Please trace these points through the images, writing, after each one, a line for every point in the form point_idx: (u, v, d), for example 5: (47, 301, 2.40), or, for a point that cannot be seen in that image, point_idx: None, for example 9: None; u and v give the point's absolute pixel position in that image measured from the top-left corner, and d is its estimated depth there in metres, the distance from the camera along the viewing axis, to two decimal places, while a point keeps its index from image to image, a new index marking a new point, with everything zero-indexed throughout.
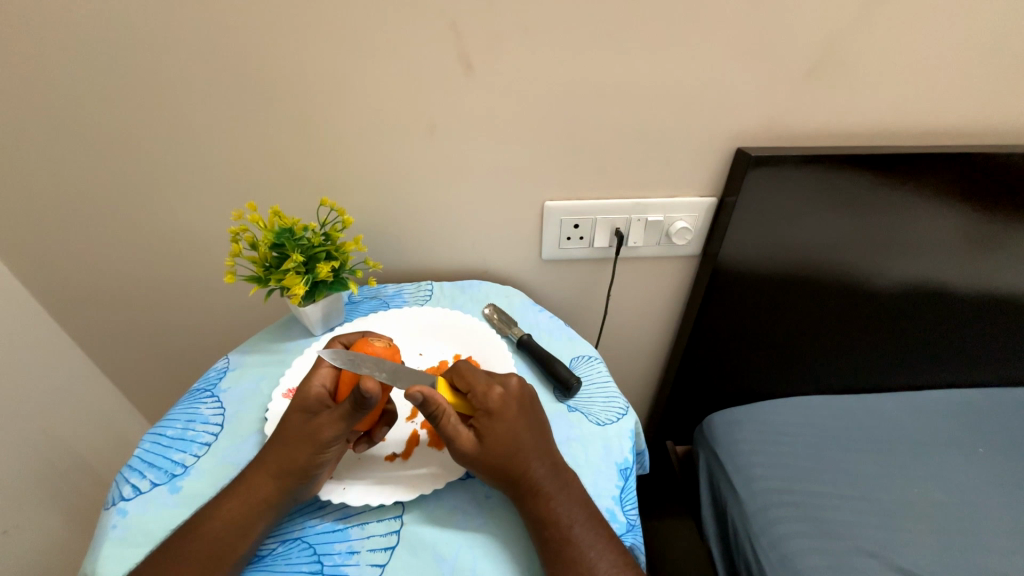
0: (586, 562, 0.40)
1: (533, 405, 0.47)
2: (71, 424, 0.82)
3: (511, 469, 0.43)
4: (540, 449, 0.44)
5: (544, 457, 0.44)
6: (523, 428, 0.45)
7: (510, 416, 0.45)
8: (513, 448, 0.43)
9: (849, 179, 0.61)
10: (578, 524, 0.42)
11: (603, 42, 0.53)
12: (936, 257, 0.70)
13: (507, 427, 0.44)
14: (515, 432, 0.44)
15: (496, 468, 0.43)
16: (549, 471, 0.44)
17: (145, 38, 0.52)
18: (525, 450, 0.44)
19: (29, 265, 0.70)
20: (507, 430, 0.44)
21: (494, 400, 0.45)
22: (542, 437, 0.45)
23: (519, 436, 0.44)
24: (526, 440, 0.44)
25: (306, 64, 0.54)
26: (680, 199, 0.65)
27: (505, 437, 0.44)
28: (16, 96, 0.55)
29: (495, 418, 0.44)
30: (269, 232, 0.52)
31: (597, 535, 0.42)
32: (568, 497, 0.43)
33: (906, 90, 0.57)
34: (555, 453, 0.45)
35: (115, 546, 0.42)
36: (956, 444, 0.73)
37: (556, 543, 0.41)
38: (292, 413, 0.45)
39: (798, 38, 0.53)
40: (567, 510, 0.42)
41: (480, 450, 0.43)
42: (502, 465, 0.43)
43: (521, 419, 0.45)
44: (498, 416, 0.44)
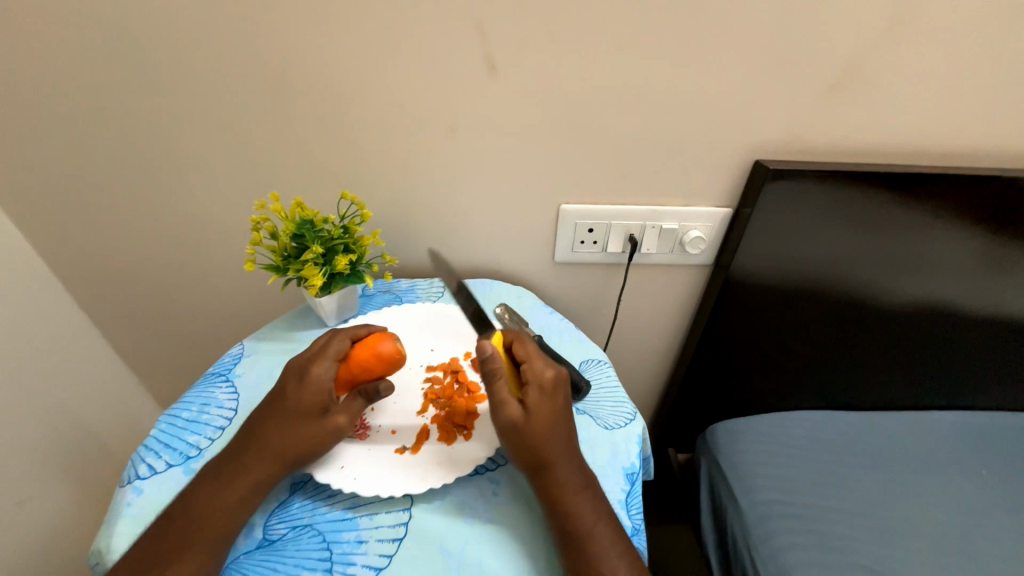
0: (605, 558, 0.41)
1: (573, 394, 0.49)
2: (84, 402, 0.83)
3: (549, 451, 0.44)
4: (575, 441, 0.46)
5: (577, 449, 0.45)
6: (566, 416, 0.46)
7: (558, 398, 0.46)
8: (555, 430, 0.44)
9: (865, 197, 0.61)
10: (599, 527, 0.42)
11: (626, 50, 0.54)
12: (949, 278, 0.70)
13: (554, 408, 0.45)
14: (560, 417, 0.45)
15: (536, 446, 0.44)
16: (580, 464, 0.45)
17: (177, 28, 0.53)
18: (565, 437, 0.45)
19: (51, 243, 0.72)
20: (555, 412, 0.45)
21: (547, 379, 0.46)
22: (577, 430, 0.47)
23: (562, 421, 0.45)
24: (566, 426, 0.45)
25: (333, 60, 0.55)
26: (696, 208, 0.66)
27: (551, 419, 0.45)
28: (48, 79, 0.57)
29: (548, 397, 0.45)
30: (290, 223, 0.53)
31: (616, 535, 0.43)
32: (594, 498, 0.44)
33: (927, 111, 0.57)
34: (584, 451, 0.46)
35: (131, 523, 0.43)
36: (960, 464, 0.73)
37: (574, 538, 0.41)
38: (306, 398, 0.46)
39: (821, 54, 0.53)
40: (593, 510, 0.43)
41: (525, 424, 0.44)
42: (542, 445, 0.44)
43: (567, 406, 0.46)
44: (549, 398, 0.45)
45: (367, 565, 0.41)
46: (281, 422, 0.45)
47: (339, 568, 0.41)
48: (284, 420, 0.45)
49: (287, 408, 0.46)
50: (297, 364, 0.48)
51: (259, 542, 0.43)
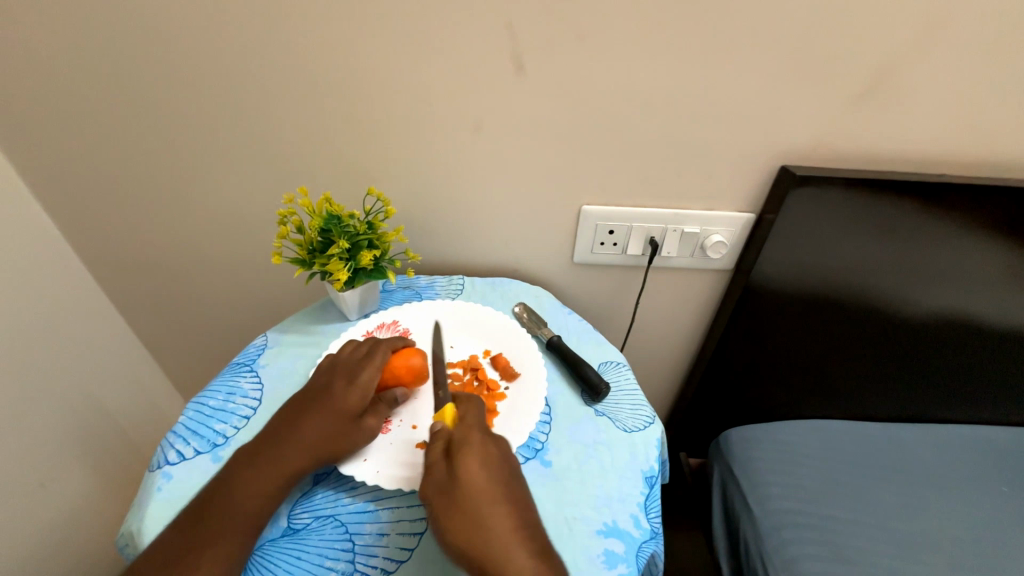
0: None
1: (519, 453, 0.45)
2: (108, 387, 0.85)
3: (489, 530, 0.39)
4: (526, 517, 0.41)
5: (514, 512, 0.41)
6: (509, 487, 0.42)
7: (486, 456, 0.43)
8: (480, 491, 0.41)
9: (893, 205, 0.60)
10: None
11: (654, 51, 0.53)
12: (975, 290, 0.68)
13: (480, 468, 0.42)
14: (501, 488, 0.42)
15: (460, 524, 0.40)
16: (515, 529, 0.40)
17: (209, 22, 0.54)
18: (499, 506, 0.41)
19: (81, 231, 0.73)
20: (493, 482, 0.42)
21: (475, 437, 0.43)
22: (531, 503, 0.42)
23: (495, 492, 0.41)
24: (496, 487, 0.42)
25: (361, 55, 0.55)
26: (719, 213, 0.65)
27: (488, 492, 0.41)
28: (84, 71, 0.58)
29: (475, 465, 0.42)
30: (318, 217, 0.53)
31: None
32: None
33: (961, 118, 0.56)
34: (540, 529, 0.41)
35: (162, 507, 0.44)
36: (981, 479, 0.72)
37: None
38: (350, 400, 0.48)
39: (853, 59, 0.53)
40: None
41: (448, 501, 0.41)
42: (469, 519, 0.40)
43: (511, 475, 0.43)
44: (486, 466, 0.42)
45: (388, 557, 0.42)
46: (322, 419, 0.47)
47: (362, 559, 0.42)
48: (325, 416, 0.47)
49: (330, 405, 0.48)
50: (342, 368, 0.51)
51: (284, 530, 0.43)
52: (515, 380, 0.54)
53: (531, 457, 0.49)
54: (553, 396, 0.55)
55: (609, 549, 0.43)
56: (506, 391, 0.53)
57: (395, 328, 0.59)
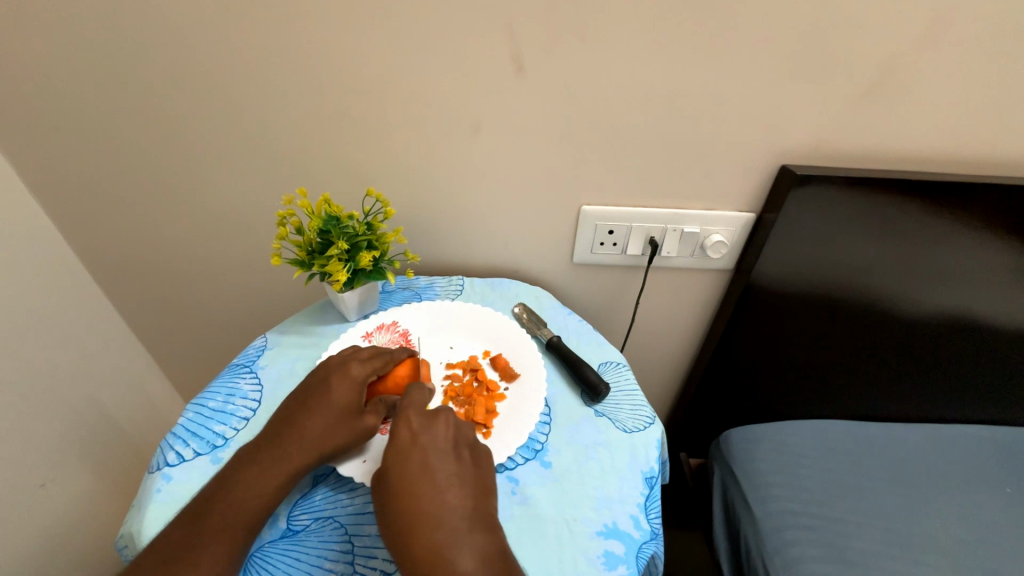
0: None
1: (456, 445, 0.45)
2: (108, 388, 0.85)
3: (412, 517, 0.40)
4: (453, 503, 0.41)
5: (442, 503, 0.41)
6: (436, 475, 0.43)
7: (413, 452, 0.43)
8: (405, 486, 0.42)
9: (894, 204, 0.60)
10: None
11: (655, 50, 0.53)
12: (976, 290, 0.68)
13: (405, 464, 0.43)
14: (426, 475, 0.42)
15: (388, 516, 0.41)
16: (442, 519, 0.40)
17: (208, 23, 0.53)
18: (423, 500, 0.41)
19: (81, 232, 0.73)
20: (418, 472, 0.42)
21: (404, 434, 0.44)
22: (462, 488, 0.42)
23: (419, 485, 0.42)
24: (423, 479, 0.42)
25: (361, 56, 0.55)
26: (719, 213, 0.65)
27: (413, 478, 0.42)
28: (81, 71, 0.58)
29: (400, 461, 0.43)
30: (317, 219, 0.54)
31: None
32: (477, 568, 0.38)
33: (963, 117, 0.56)
34: (469, 514, 0.41)
35: (161, 508, 0.44)
36: (983, 480, 0.71)
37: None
38: (343, 399, 0.47)
39: (855, 58, 0.52)
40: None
41: (379, 495, 0.42)
42: (394, 512, 0.41)
43: (442, 461, 0.43)
44: (411, 456, 0.43)
45: (388, 559, 0.42)
46: (313, 415, 0.47)
47: (361, 561, 0.42)
48: (321, 413, 0.47)
49: (325, 400, 0.47)
50: (339, 365, 0.50)
51: (283, 532, 0.43)
52: (515, 381, 0.54)
53: (531, 458, 0.49)
54: (552, 397, 0.55)
55: (608, 550, 0.43)
56: (505, 392, 0.53)
57: (394, 329, 0.59)
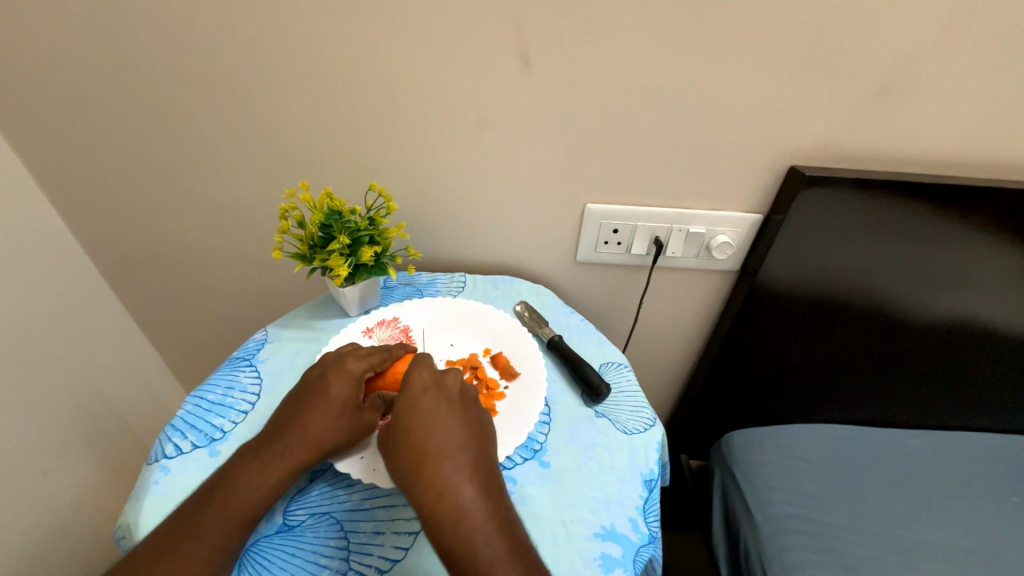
0: (469, 546, 0.39)
1: (463, 397, 0.47)
2: (110, 378, 0.85)
3: (420, 455, 0.43)
4: (459, 444, 0.44)
5: (450, 446, 0.44)
6: (445, 419, 0.45)
7: (424, 400, 0.45)
8: (415, 429, 0.44)
9: (905, 207, 0.59)
10: (482, 533, 0.40)
11: (664, 47, 0.52)
12: (986, 296, 0.67)
13: (416, 410, 0.45)
14: (436, 421, 0.44)
15: (398, 456, 0.44)
16: (448, 459, 0.43)
17: (211, 13, 0.53)
18: (431, 442, 0.43)
19: (85, 222, 0.74)
20: (429, 415, 0.45)
21: (416, 385, 0.46)
22: (468, 432, 0.45)
23: (427, 429, 0.44)
24: (433, 424, 0.44)
25: (365, 50, 0.54)
26: (726, 213, 0.64)
27: (422, 423, 0.44)
28: (85, 60, 0.57)
29: (412, 407, 0.45)
30: (318, 213, 0.53)
31: (489, 525, 0.40)
32: (478, 502, 0.41)
33: (980, 120, 0.54)
34: (473, 455, 0.44)
35: (158, 500, 0.44)
36: (988, 489, 0.70)
37: (450, 551, 0.39)
38: (341, 395, 0.47)
39: (869, 57, 0.51)
40: (475, 515, 0.40)
41: (389, 437, 0.45)
42: (403, 452, 0.43)
43: (451, 409, 0.46)
44: (423, 400, 0.45)
45: (383, 556, 0.42)
46: (311, 411, 0.46)
47: (356, 557, 0.41)
48: (319, 409, 0.46)
49: (323, 396, 0.47)
50: (337, 359, 0.50)
51: (279, 527, 0.43)
52: (515, 380, 0.54)
53: (530, 457, 0.49)
54: (552, 397, 0.55)
55: (606, 553, 0.42)
56: (505, 390, 0.53)
57: (395, 325, 0.59)
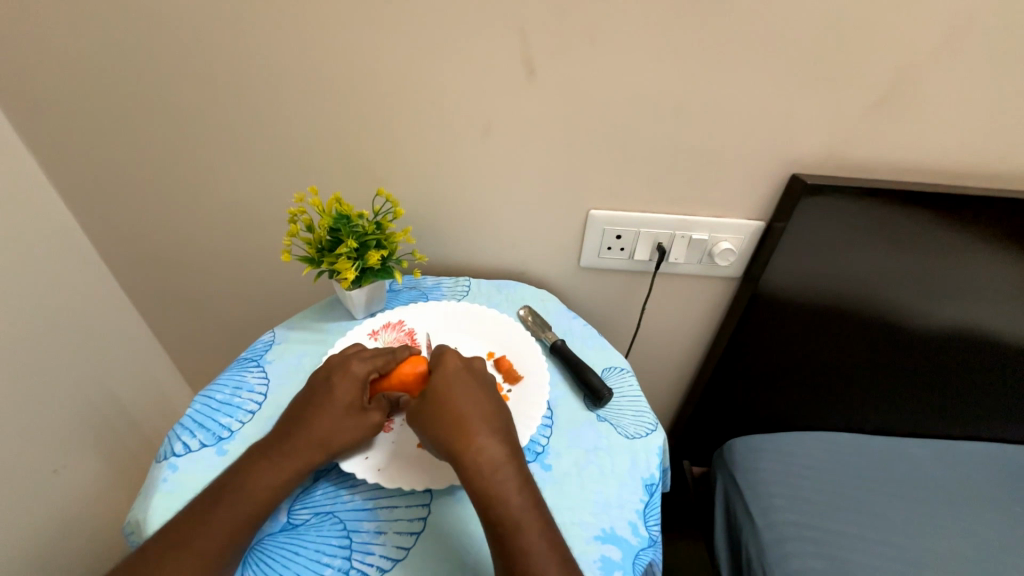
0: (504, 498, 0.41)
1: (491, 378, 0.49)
2: (120, 378, 0.87)
3: (455, 421, 0.44)
4: (491, 411, 0.46)
5: (483, 413, 0.45)
6: (478, 391, 0.47)
7: (458, 374, 0.47)
8: (450, 398, 0.46)
9: (907, 215, 0.59)
10: (515, 488, 0.42)
11: (666, 58, 0.53)
12: (990, 305, 0.67)
13: (451, 382, 0.47)
14: (469, 392, 0.46)
15: (431, 423, 0.45)
16: (482, 424, 0.44)
17: (226, 24, 0.55)
18: (465, 410, 0.45)
19: (99, 225, 0.75)
20: (462, 387, 0.47)
21: (449, 363, 0.48)
22: (498, 401, 0.47)
23: (462, 399, 0.46)
24: (467, 395, 0.46)
25: (375, 59, 0.56)
26: (728, 220, 0.65)
27: (456, 394, 0.46)
28: (105, 68, 0.59)
29: (446, 380, 0.47)
30: (327, 217, 0.54)
31: (521, 481, 0.42)
32: (510, 462, 0.43)
33: (981, 130, 0.55)
34: (504, 421, 0.46)
35: (166, 498, 0.45)
36: (995, 499, 0.70)
37: (484, 504, 0.41)
38: (344, 395, 0.48)
39: (868, 68, 0.52)
40: (508, 472, 0.42)
41: (422, 409, 0.46)
42: (438, 419, 0.45)
43: (482, 384, 0.48)
44: (457, 374, 0.47)
45: (385, 556, 0.42)
46: (317, 414, 0.47)
47: (358, 556, 0.42)
48: (324, 410, 0.47)
49: (328, 398, 0.48)
50: (342, 360, 0.51)
51: (283, 526, 0.44)
52: (518, 383, 0.54)
53: (531, 460, 0.49)
54: (555, 400, 0.55)
55: (605, 555, 0.43)
56: (508, 393, 0.54)
57: (400, 328, 0.60)
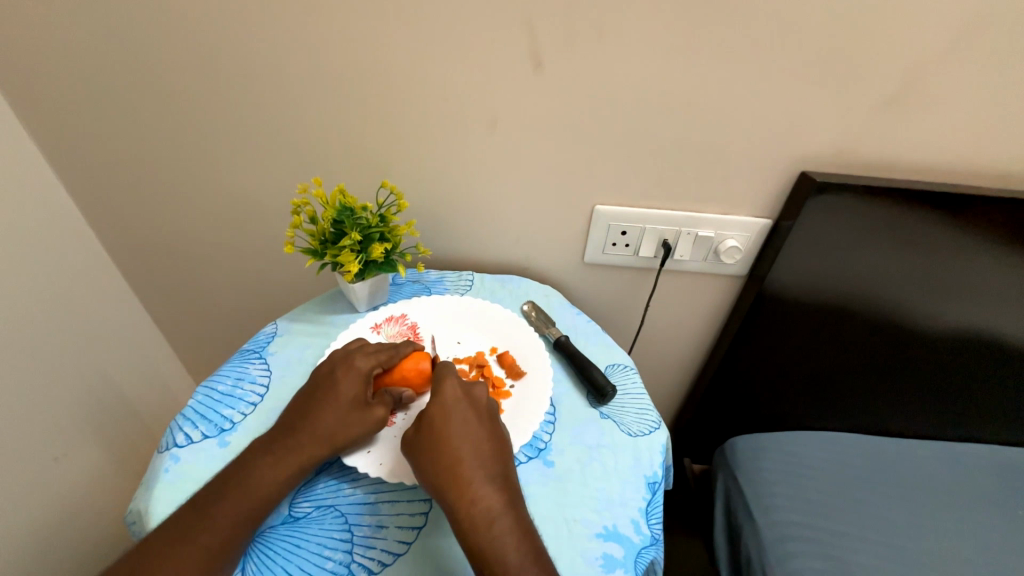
0: (497, 549, 0.39)
1: (490, 410, 0.47)
2: (121, 367, 0.87)
3: (450, 463, 0.43)
4: (487, 450, 0.44)
5: (480, 454, 0.44)
6: (474, 428, 0.45)
7: (456, 410, 0.46)
8: (445, 437, 0.44)
9: (917, 215, 0.58)
10: (509, 536, 0.40)
11: (676, 52, 0.52)
12: (998, 307, 0.66)
13: (447, 418, 0.45)
14: (466, 430, 0.45)
15: (425, 463, 0.43)
16: (478, 466, 0.43)
17: (229, 12, 0.54)
18: (461, 451, 0.43)
19: (101, 214, 0.75)
20: (459, 424, 0.45)
21: (447, 395, 0.46)
22: (495, 438, 0.45)
23: (458, 438, 0.44)
24: (464, 435, 0.44)
25: (379, 49, 0.55)
26: (735, 218, 0.64)
27: (452, 432, 0.44)
28: (106, 56, 0.58)
29: (442, 416, 0.45)
30: (330, 209, 0.54)
31: (515, 531, 0.40)
32: (505, 509, 0.41)
33: (995, 129, 0.54)
34: (501, 461, 0.44)
35: (168, 488, 0.45)
36: (996, 502, 0.70)
37: (477, 552, 0.39)
38: (348, 390, 0.48)
39: (882, 65, 0.51)
40: (502, 521, 0.41)
41: (417, 445, 0.44)
42: (432, 461, 0.43)
43: (479, 420, 0.46)
44: (455, 408, 0.46)
45: (387, 550, 0.42)
46: (321, 408, 0.47)
47: (360, 550, 0.42)
48: (328, 404, 0.47)
49: (332, 393, 0.48)
50: (343, 355, 0.51)
51: (285, 518, 0.44)
52: (521, 379, 0.54)
53: (534, 456, 0.49)
54: (558, 397, 0.55)
55: (607, 553, 0.43)
56: (511, 389, 0.53)
57: (403, 322, 0.59)
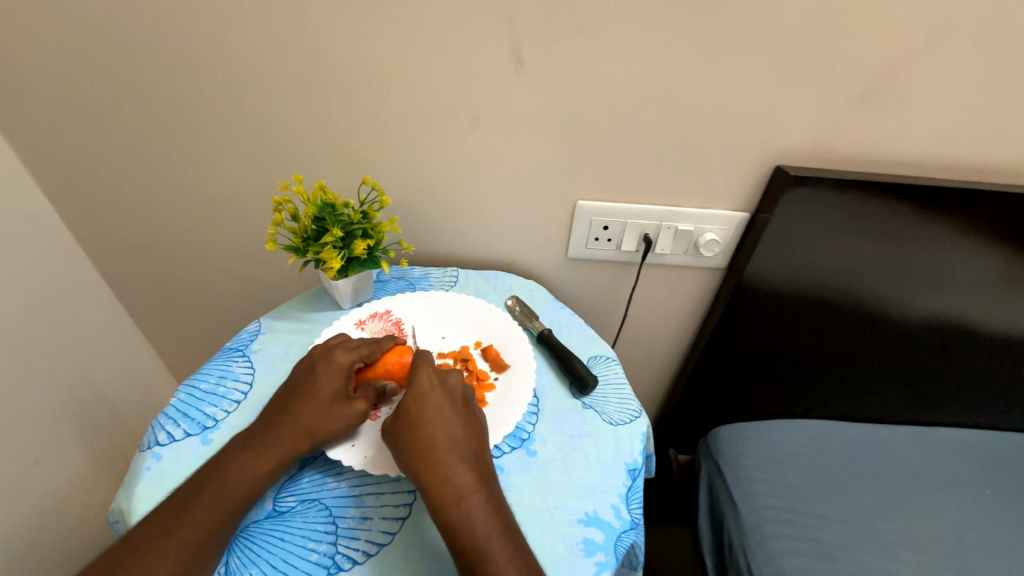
0: (468, 528, 0.40)
1: (466, 395, 0.47)
2: (102, 370, 0.85)
3: (423, 447, 0.43)
4: (461, 434, 0.45)
5: (453, 438, 0.44)
6: (449, 413, 0.46)
7: (431, 396, 0.46)
8: (420, 422, 0.44)
9: (886, 206, 0.60)
10: (483, 518, 0.41)
11: (654, 49, 0.53)
12: (965, 295, 0.69)
13: (422, 404, 0.45)
14: (440, 414, 0.45)
15: (401, 447, 0.44)
16: (450, 449, 0.43)
17: (208, 9, 0.53)
18: (434, 435, 0.44)
19: (78, 214, 0.74)
20: (434, 409, 0.45)
21: (422, 381, 0.47)
22: (471, 425, 0.46)
23: (432, 423, 0.44)
24: (437, 419, 0.45)
25: (361, 46, 0.55)
26: (714, 211, 0.65)
27: (427, 418, 0.45)
28: (81, 52, 0.57)
29: (418, 402, 0.46)
30: (312, 206, 0.54)
31: (486, 510, 0.41)
32: (477, 490, 0.42)
33: (959, 124, 0.56)
34: (475, 445, 0.45)
35: (149, 487, 0.45)
36: (964, 482, 0.72)
37: (452, 532, 0.40)
38: (329, 385, 0.48)
39: (851, 61, 0.53)
40: (474, 502, 0.41)
41: (394, 431, 0.45)
42: (407, 445, 0.44)
43: (454, 404, 0.46)
44: (430, 394, 0.46)
45: (371, 541, 0.43)
46: (302, 403, 0.47)
47: (344, 542, 0.42)
48: (309, 399, 0.47)
49: (313, 387, 0.48)
50: (324, 350, 0.51)
51: (269, 513, 0.44)
52: (505, 371, 0.55)
53: (517, 447, 0.50)
54: (542, 388, 0.56)
55: (588, 537, 0.44)
56: (495, 382, 0.54)
57: (387, 318, 0.60)
